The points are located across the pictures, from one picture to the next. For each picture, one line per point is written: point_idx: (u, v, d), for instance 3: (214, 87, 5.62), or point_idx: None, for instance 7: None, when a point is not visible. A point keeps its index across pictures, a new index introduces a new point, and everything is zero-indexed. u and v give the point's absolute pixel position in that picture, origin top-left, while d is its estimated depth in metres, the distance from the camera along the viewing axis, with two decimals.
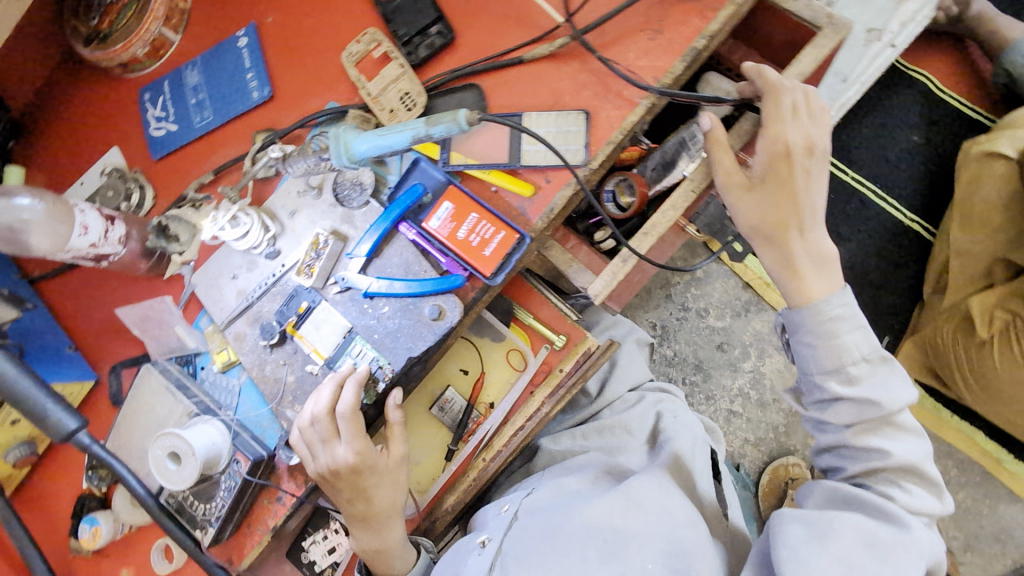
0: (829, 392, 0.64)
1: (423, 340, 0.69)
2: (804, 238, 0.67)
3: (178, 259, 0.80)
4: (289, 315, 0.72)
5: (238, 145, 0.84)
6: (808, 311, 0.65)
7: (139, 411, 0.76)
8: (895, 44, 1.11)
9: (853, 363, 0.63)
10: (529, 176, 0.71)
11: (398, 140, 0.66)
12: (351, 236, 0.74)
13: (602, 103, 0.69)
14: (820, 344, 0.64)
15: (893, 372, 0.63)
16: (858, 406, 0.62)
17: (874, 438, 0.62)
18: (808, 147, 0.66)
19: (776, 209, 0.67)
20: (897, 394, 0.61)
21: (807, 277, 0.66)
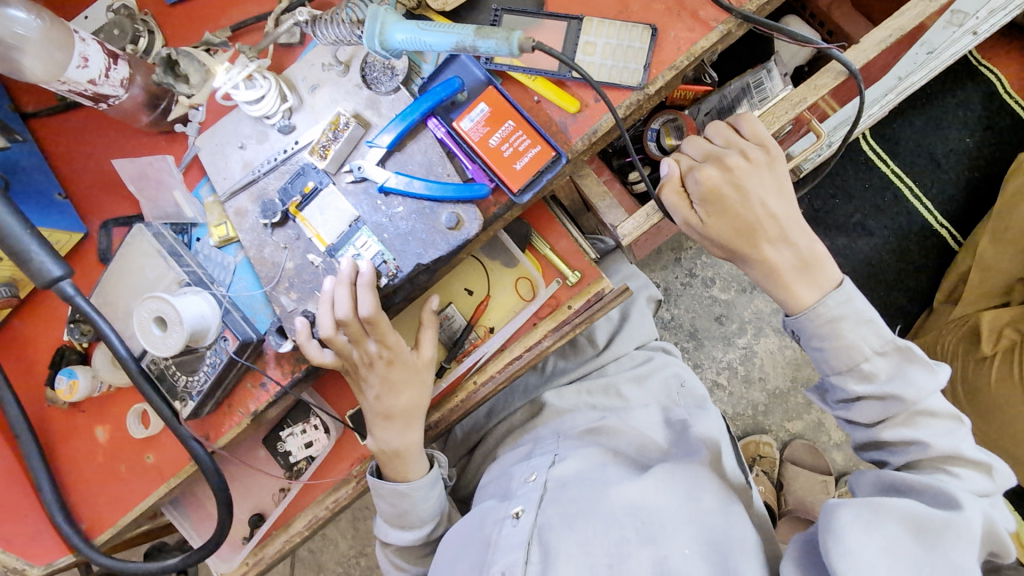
0: (848, 392, 0.64)
1: (435, 248, 0.65)
2: (774, 246, 0.66)
3: (184, 101, 0.74)
4: (293, 195, 0.68)
5: (262, 4, 0.76)
6: (812, 318, 0.64)
7: (128, 271, 0.72)
8: (979, 32, 1.02)
9: (868, 361, 0.63)
10: (577, 91, 0.64)
11: (439, 42, 0.58)
12: (373, 123, 0.68)
13: (673, 20, 0.62)
14: (831, 345, 0.64)
15: (915, 361, 0.62)
16: (880, 404, 0.63)
17: (908, 431, 0.62)
18: (729, 171, 0.67)
19: (736, 232, 0.67)
20: (920, 384, 0.61)
21: (795, 286, 0.65)
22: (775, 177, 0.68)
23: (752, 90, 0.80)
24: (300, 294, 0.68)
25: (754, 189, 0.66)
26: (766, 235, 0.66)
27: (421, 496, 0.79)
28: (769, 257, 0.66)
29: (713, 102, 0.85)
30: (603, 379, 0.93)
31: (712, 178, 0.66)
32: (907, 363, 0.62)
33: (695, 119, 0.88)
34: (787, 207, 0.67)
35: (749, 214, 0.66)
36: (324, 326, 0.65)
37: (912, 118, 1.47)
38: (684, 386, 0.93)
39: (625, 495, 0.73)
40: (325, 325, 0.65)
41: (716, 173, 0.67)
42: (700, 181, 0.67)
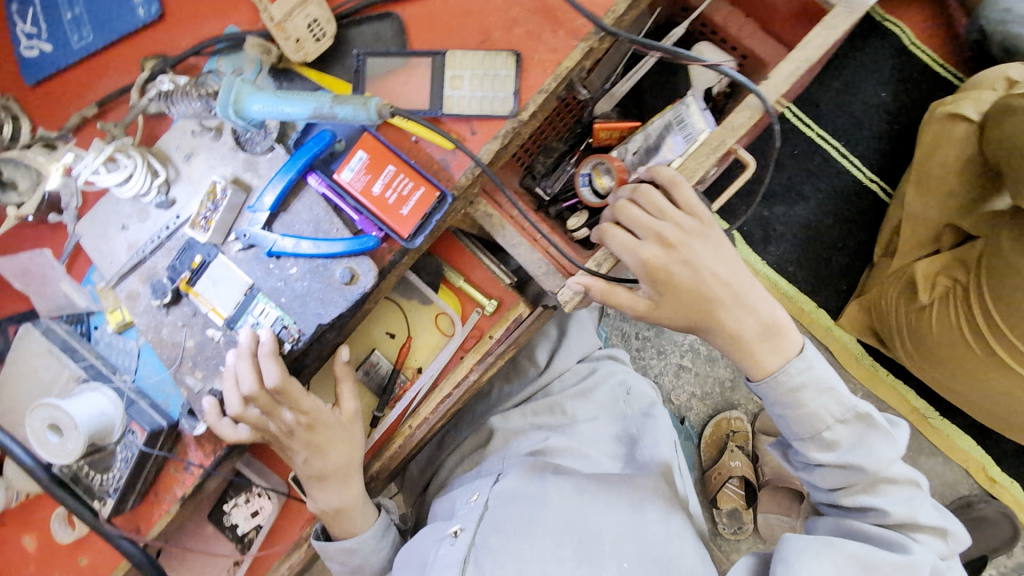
0: (810, 457, 0.65)
1: (334, 306, 0.63)
2: (733, 314, 0.63)
3: (13, 212, 0.67)
4: (182, 271, 0.66)
5: (126, 73, 0.73)
6: (773, 385, 0.64)
7: (20, 376, 0.68)
8: None
9: (829, 429, 0.63)
10: (452, 126, 0.62)
11: (296, 109, 0.58)
12: (254, 186, 0.65)
13: (536, 43, 0.61)
14: (792, 414, 0.64)
15: (875, 429, 0.63)
16: (841, 470, 0.64)
17: (866, 495, 0.64)
18: (669, 248, 0.62)
19: (691, 309, 0.63)
20: (880, 453, 0.62)
21: (758, 353, 0.63)
22: (716, 245, 0.64)
23: (675, 125, 0.71)
24: (205, 372, 0.66)
25: (696, 260, 0.62)
26: (721, 307, 0.63)
27: (368, 549, 0.77)
28: (729, 326, 0.63)
29: (638, 141, 0.75)
30: (547, 399, 0.93)
31: (655, 257, 0.62)
32: (866, 430, 0.63)
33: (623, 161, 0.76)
34: (734, 268, 0.64)
35: (699, 290, 0.62)
36: (233, 407, 0.63)
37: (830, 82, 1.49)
38: (630, 393, 0.96)
39: (563, 513, 0.75)
40: (232, 403, 0.63)
41: (656, 251, 0.62)
42: (642, 262, 0.62)
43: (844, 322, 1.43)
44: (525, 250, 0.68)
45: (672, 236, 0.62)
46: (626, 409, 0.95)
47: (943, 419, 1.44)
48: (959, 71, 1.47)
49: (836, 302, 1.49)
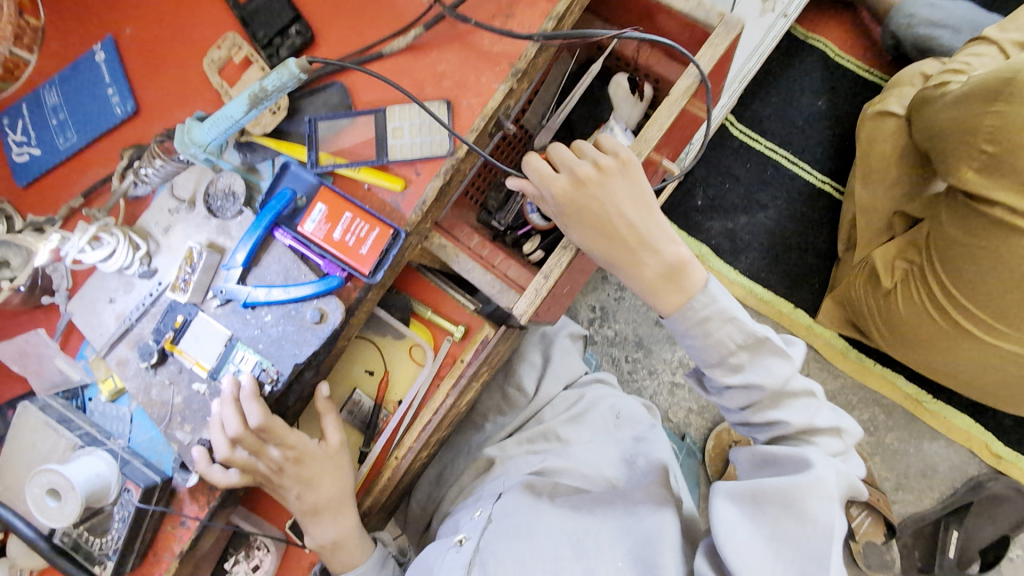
0: (720, 381, 0.71)
1: (308, 345, 0.68)
2: (639, 254, 0.69)
3: (6, 286, 0.73)
4: (166, 331, 0.71)
5: (107, 164, 0.81)
6: (683, 317, 0.70)
7: (20, 453, 0.72)
8: (785, 14, 1.34)
9: (733, 354, 0.70)
10: (399, 170, 0.70)
11: (233, 109, 0.67)
12: (227, 247, 0.72)
13: (463, 91, 0.69)
14: (700, 343, 0.70)
15: (772, 350, 0.70)
16: (748, 391, 0.70)
17: (772, 412, 0.70)
18: (581, 185, 0.68)
19: (599, 244, 0.69)
20: (776, 371, 0.69)
21: (660, 291, 0.69)
22: (632, 187, 0.69)
23: None
24: (193, 425, 0.70)
25: (608, 199, 0.68)
26: (626, 245, 0.69)
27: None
28: (636, 265, 0.69)
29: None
30: (541, 426, 0.96)
31: (565, 193, 0.68)
32: (764, 352, 0.70)
33: None
34: (646, 212, 0.69)
35: (606, 227, 0.68)
36: (220, 451, 0.67)
37: (767, 97, 1.61)
38: (620, 417, 1.00)
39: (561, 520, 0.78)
40: (220, 447, 0.67)
41: (568, 186, 0.68)
42: (554, 197, 0.69)
43: (822, 318, 1.48)
44: (479, 272, 0.75)
45: (588, 175, 0.68)
46: (618, 434, 0.97)
47: (939, 402, 1.44)
48: (884, 72, 1.58)
49: (811, 300, 1.54)
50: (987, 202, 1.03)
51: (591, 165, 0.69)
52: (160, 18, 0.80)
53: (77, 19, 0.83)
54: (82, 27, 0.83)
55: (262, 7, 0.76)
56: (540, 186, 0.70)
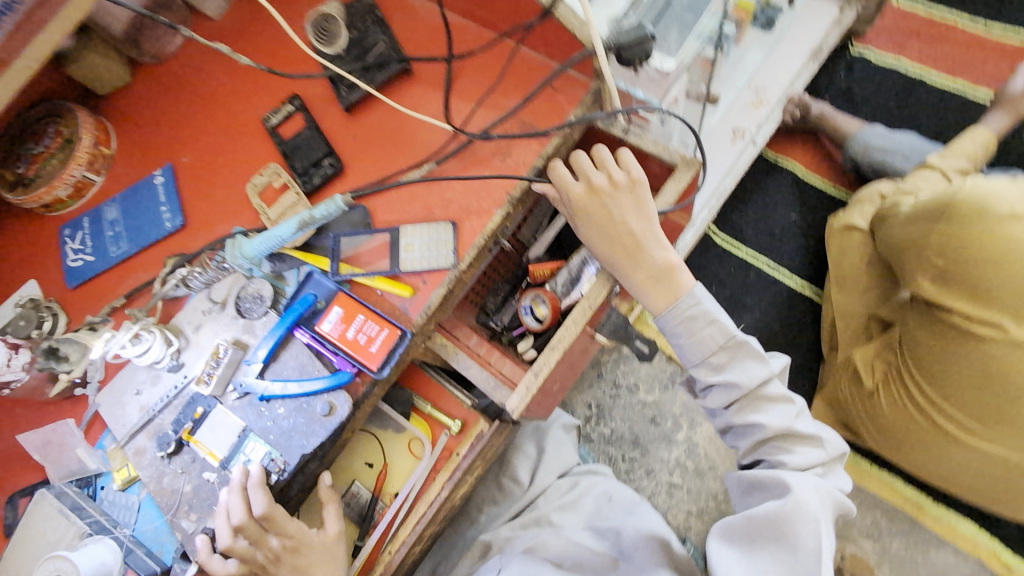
0: (705, 380, 0.85)
1: (316, 436, 0.74)
2: (635, 260, 0.79)
3: (65, 378, 0.81)
4: (185, 422, 0.77)
5: (150, 269, 0.91)
6: (670, 317, 0.82)
7: (29, 540, 0.76)
8: (755, 141, 1.54)
9: (716, 356, 0.83)
10: (409, 279, 0.80)
11: (282, 231, 0.79)
12: (251, 343, 0.80)
13: (467, 214, 0.81)
14: (687, 340, 0.83)
15: (749, 353, 0.83)
16: (729, 390, 0.83)
17: (751, 413, 0.83)
18: (597, 197, 0.78)
19: (602, 246, 0.79)
20: (753, 372, 0.82)
21: (648, 291, 0.80)
22: (637, 203, 0.78)
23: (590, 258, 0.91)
24: (199, 514, 0.74)
25: (616, 209, 0.78)
26: (625, 248, 0.78)
27: None
28: (631, 269, 0.79)
29: (563, 275, 0.93)
30: (533, 512, 0.98)
31: (579, 198, 0.79)
32: (744, 356, 0.83)
33: (556, 290, 0.94)
34: (648, 224, 0.78)
35: (612, 231, 0.78)
36: (223, 540, 0.70)
37: (744, 211, 1.78)
38: (612, 500, 1.03)
39: None
40: (223, 536, 0.70)
41: (582, 193, 0.79)
42: (570, 200, 0.79)
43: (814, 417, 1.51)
44: (475, 369, 0.82)
45: (602, 186, 0.78)
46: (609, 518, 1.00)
47: (942, 506, 1.42)
48: (849, 189, 1.75)
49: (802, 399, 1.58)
50: (947, 310, 1.09)
51: (605, 177, 0.79)
52: (214, 151, 0.96)
53: (145, 153, 0.99)
54: (149, 159, 0.99)
55: (301, 144, 0.91)
56: (561, 192, 0.80)
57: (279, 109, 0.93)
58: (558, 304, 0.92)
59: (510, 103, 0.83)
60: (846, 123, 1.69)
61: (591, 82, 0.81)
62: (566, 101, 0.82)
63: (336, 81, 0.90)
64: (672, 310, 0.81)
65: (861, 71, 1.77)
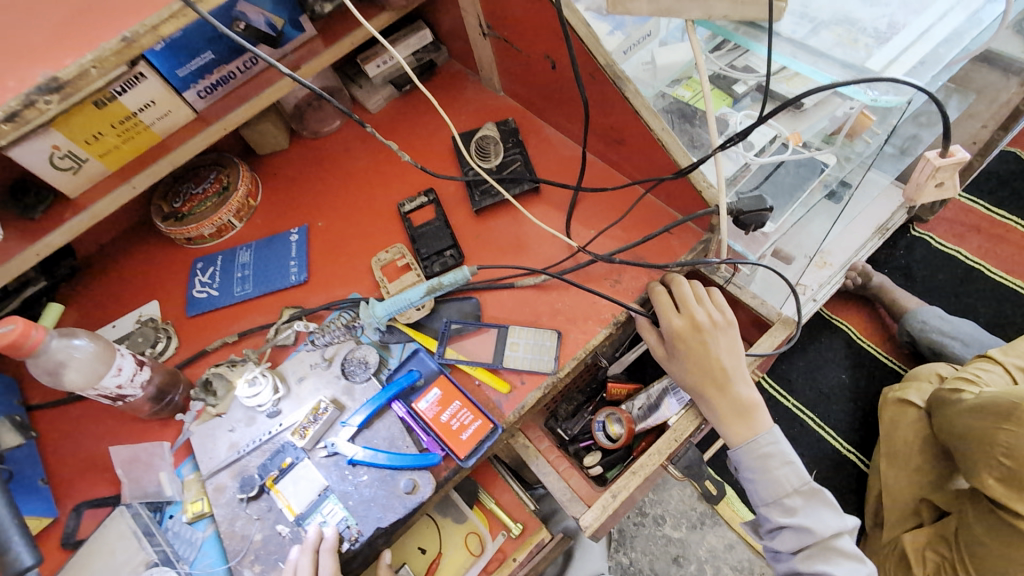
0: (775, 520, 0.80)
1: (394, 512, 0.76)
2: (724, 395, 0.78)
3: (211, 411, 0.87)
4: (271, 469, 0.80)
5: (266, 314, 1.00)
6: (746, 451, 0.80)
7: (96, 554, 0.77)
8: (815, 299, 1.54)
9: (789, 495, 0.79)
10: (507, 375, 0.85)
11: (412, 294, 0.86)
12: (348, 406, 0.84)
13: (571, 326, 0.87)
14: (760, 476, 0.80)
15: (824, 500, 0.79)
16: (799, 533, 0.78)
17: (820, 564, 0.76)
18: (697, 327, 0.79)
19: (694, 377, 0.79)
20: (828, 521, 0.77)
21: (731, 426, 0.79)
22: (732, 340, 0.80)
23: (671, 388, 0.93)
24: (263, 566, 0.75)
25: (713, 344, 0.79)
26: (716, 383, 0.78)
27: None
28: (719, 402, 0.79)
29: (642, 398, 0.97)
30: None
31: (680, 328, 0.79)
32: (818, 502, 0.79)
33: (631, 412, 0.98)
34: (741, 363, 0.79)
35: (706, 364, 0.79)
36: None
37: (795, 363, 1.81)
38: None
39: None
40: None
41: (683, 324, 0.79)
42: (670, 328, 0.80)
43: None
44: (553, 477, 0.83)
45: (703, 320, 0.79)
46: None
47: None
48: (903, 361, 1.77)
49: None
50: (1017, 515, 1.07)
51: (705, 312, 0.80)
52: (347, 223, 1.08)
53: (285, 210, 1.12)
54: (287, 217, 1.11)
55: (428, 233, 1.01)
56: (660, 316, 0.81)
57: (415, 198, 1.05)
58: (633, 426, 0.95)
59: (629, 237, 0.93)
60: (906, 299, 1.74)
61: (704, 234, 0.91)
62: (680, 245, 0.91)
63: (471, 186, 1.02)
64: (750, 444, 0.79)
65: (921, 252, 1.86)
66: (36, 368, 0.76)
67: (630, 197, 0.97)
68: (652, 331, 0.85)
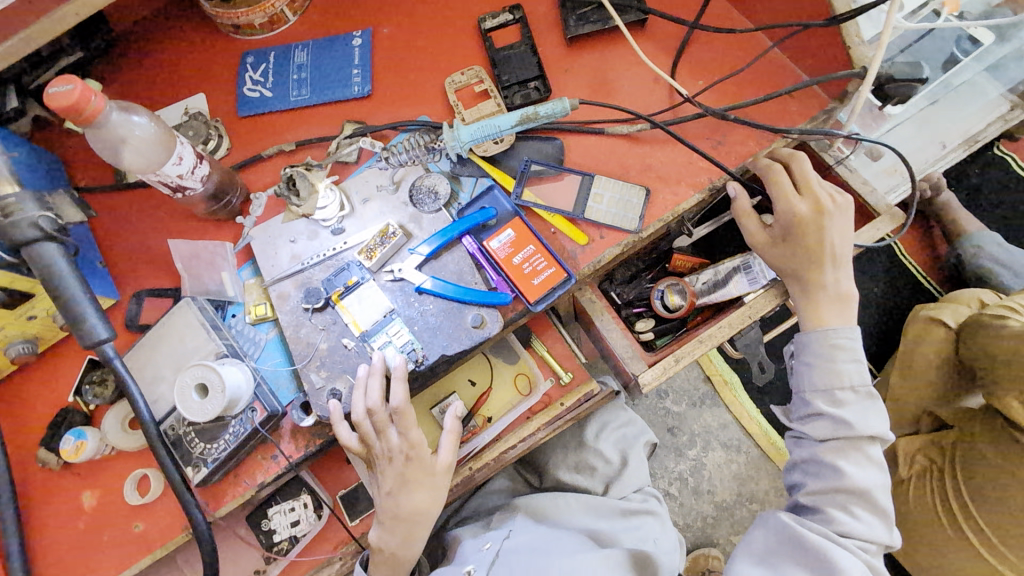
0: (814, 407, 0.73)
1: (459, 342, 0.76)
2: (828, 278, 0.73)
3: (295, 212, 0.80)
4: (337, 285, 0.78)
5: (325, 127, 0.92)
6: (818, 337, 0.74)
7: (166, 338, 0.78)
8: None
9: (843, 389, 0.72)
10: (587, 227, 0.81)
11: (504, 120, 0.79)
12: (415, 234, 0.80)
13: (662, 186, 0.81)
14: (820, 364, 0.73)
15: (878, 409, 0.72)
16: (835, 425, 0.71)
17: (840, 458, 0.71)
18: (818, 211, 0.73)
19: (799, 260, 0.74)
20: (872, 424, 0.70)
21: (823, 310, 0.74)
22: (847, 224, 0.74)
23: (745, 268, 0.88)
24: (329, 373, 0.76)
25: (831, 227, 0.73)
26: (818, 263, 0.73)
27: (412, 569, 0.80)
28: (820, 282, 0.73)
29: (708, 274, 0.93)
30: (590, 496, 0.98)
31: (801, 211, 0.73)
32: (871, 406, 0.72)
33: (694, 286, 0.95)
34: (849, 247, 0.74)
35: (813, 246, 0.73)
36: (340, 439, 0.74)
37: None
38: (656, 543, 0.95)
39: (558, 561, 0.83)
40: (357, 410, 0.73)
41: (803, 209, 0.73)
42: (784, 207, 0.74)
43: None
44: (616, 334, 0.83)
45: (829, 204, 0.73)
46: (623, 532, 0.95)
47: None
48: (938, 283, 1.71)
49: None
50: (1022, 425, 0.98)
51: (827, 196, 0.74)
52: (417, 34, 0.94)
53: (344, 9, 0.97)
54: (346, 18, 0.97)
55: (511, 58, 0.89)
56: (778, 198, 0.74)
57: (498, 14, 0.91)
58: (695, 300, 0.93)
59: (742, 94, 0.83)
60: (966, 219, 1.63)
61: (830, 102, 0.81)
62: (798, 110, 0.82)
63: (566, 7, 0.88)
64: (825, 331, 0.73)
65: (996, 172, 1.72)
66: (95, 140, 0.72)
67: (752, 48, 0.85)
68: (754, 217, 0.77)
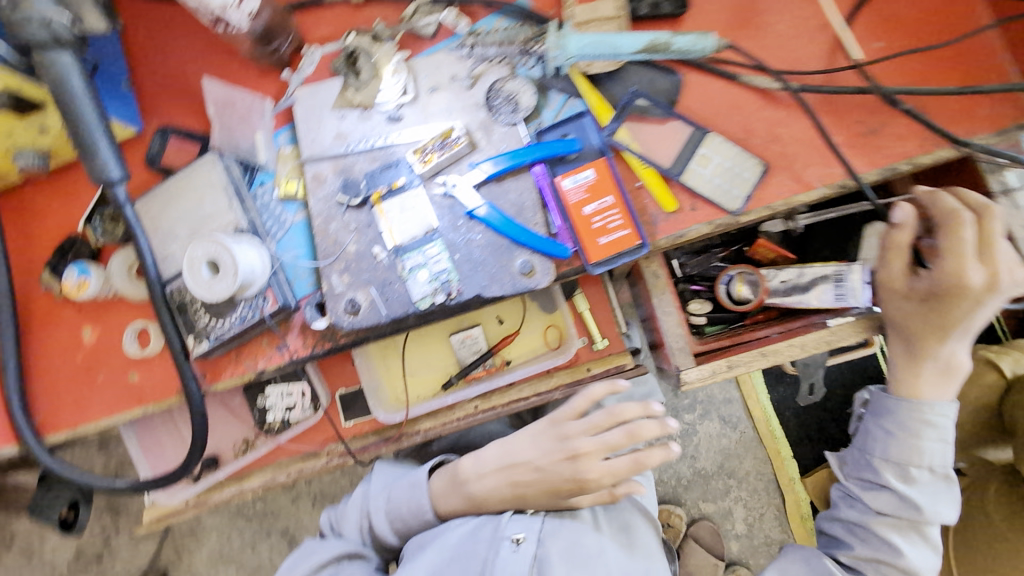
0: (881, 478, 0.66)
1: (500, 285, 0.67)
2: (943, 346, 0.64)
3: (352, 93, 0.70)
4: (380, 184, 0.68)
5: None
6: (909, 409, 0.65)
7: (184, 192, 0.70)
8: None
9: (919, 467, 0.65)
10: (678, 192, 0.68)
11: (625, 42, 0.66)
12: (480, 146, 0.68)
13: (783, 166, 0.67)
14: (901, 436, 0.66)
15: (952, 496, 0.65)
16: (899, 501, 0.65)
17: (896, 534, 0.65)
18: (989, 286, 0.60)
19: (926, 323, 0.63)
20: (941, 510, 0.64)
21: (924, 381, 0.65)
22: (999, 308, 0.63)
23: (839, 282, 0.76)
24: (353, 279, 0.68)
25: (985, 308, 0.61)
26: (943, 332, 0.63)
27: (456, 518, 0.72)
28: (934, 351, 0.64)
29: (791, 272, 0.80)
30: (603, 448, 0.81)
31: (971, 278, 0.60)
32: (945, 491, 0.65)
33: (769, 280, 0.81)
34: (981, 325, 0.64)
35: (953, 318, 0.62)
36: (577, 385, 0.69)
37: None
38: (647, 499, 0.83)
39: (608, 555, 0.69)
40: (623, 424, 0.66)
41: (972, 275, 0.60)
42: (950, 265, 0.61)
43: None
44: (672, 320, 0.73)
45: (1006, 283, 0.60)
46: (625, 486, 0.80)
47: None
48: None
49: None
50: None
51: (1009, 272, 0.61)
52: None
53: None
54: None
55: None
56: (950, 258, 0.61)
57: None
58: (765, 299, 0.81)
59: (922, 78, 0.66)
60: None
61: None
62: (984, 116, 0.65)
63: None
64: (919, 405, 0.65)
65: None
66: None
67: (957, 20, 0.66)
68: (903, 258, 0.65)
